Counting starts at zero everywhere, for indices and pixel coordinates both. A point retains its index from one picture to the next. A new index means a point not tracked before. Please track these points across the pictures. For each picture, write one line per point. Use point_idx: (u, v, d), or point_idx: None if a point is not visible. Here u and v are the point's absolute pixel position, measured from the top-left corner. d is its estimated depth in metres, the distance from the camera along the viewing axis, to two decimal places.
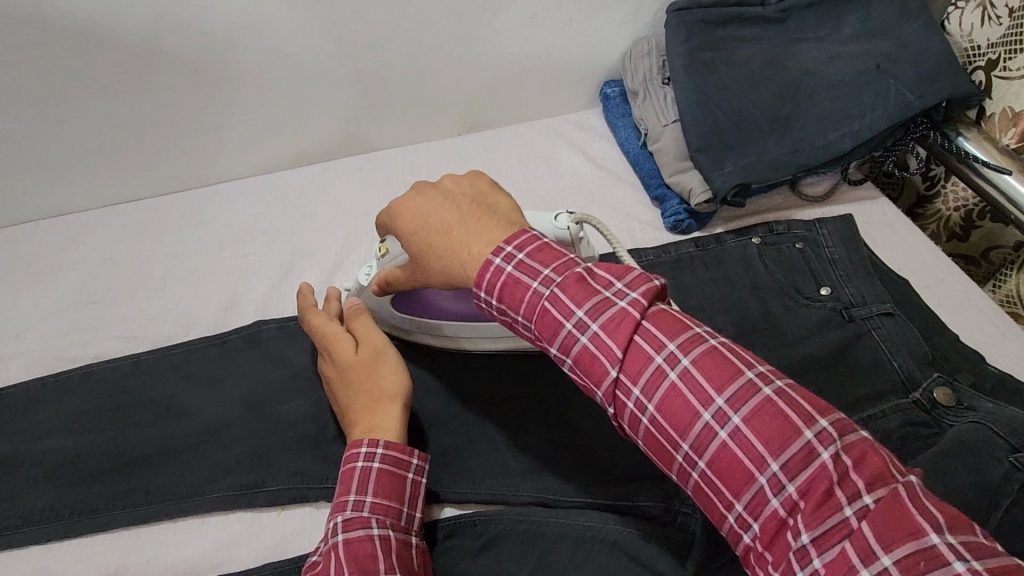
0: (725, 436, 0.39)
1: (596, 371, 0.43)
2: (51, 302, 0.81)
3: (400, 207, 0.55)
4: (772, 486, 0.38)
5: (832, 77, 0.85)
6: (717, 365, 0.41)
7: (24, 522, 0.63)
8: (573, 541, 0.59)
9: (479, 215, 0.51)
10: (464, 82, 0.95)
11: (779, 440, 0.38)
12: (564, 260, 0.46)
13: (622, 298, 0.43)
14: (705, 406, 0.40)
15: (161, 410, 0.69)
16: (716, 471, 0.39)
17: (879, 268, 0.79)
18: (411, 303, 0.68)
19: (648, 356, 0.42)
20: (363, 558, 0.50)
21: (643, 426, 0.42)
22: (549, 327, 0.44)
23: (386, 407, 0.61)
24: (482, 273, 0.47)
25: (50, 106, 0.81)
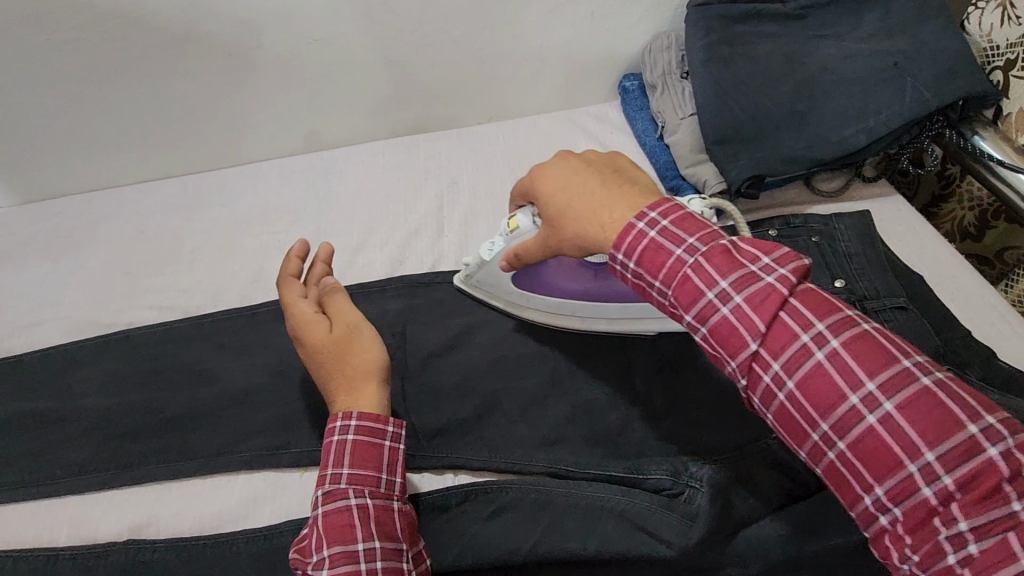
0: (873, 419, 0.41)
1: (734, 343, 0.46)
2: (88, 271, 0.85)
3: (542, 174, 0.59)
4: (924, 474, 0.39)
5: (849, 73, 0.86)
6: (871, 350, 0.42)
7: (60, 474, 0.67)
8: (581, 510, 0.61)
9: (620, 184, 0.54)
10: (487, 72, 0.97)
11: (937, 429, 0.40)
12: (708, 231, 0.48)
13: (769, 275, 0.46)
14: (856, 389, 0.42)
15: (191, 375, 0.73)
16: (860, 453, 0.42)
17: (894, 263, 0.81)
18: (531, 280, 0.73)
19: (795, 333, 0.44)
20: (342, 529, 0.53)
21: (782, 402, 0.44)
22: (688, 296, 0.47)
23: (363, 384, 0.61)
24: (622, 237, 0.50)
25: (92, 86, 0.85)
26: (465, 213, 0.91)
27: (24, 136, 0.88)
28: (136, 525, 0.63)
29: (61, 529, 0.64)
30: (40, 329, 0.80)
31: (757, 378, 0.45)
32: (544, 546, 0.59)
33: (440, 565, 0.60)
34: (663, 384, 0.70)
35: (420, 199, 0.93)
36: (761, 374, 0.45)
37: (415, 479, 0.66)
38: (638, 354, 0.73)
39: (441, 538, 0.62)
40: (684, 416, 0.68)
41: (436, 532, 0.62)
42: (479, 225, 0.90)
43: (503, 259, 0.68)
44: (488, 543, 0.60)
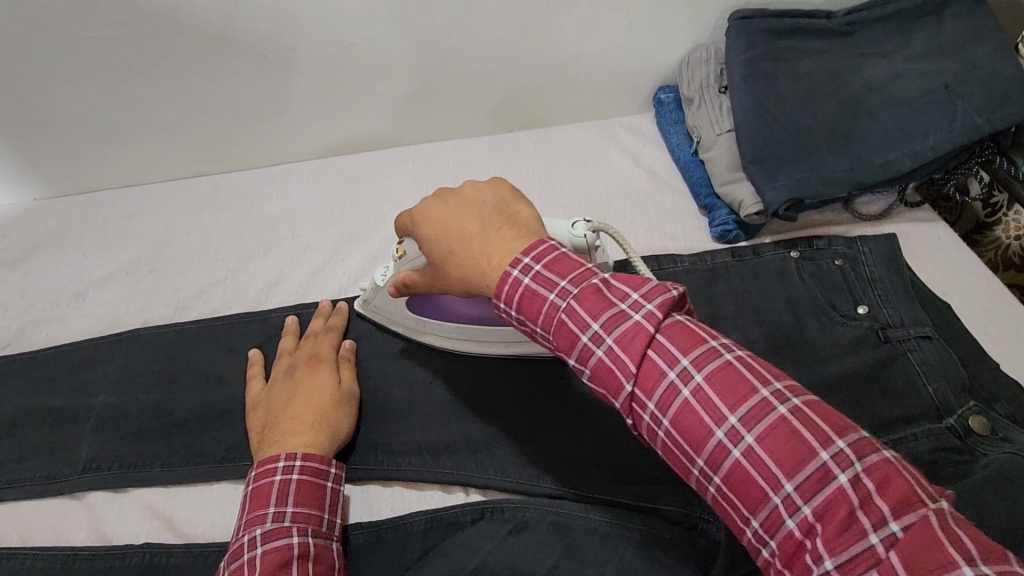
0: (738, 454, 0.38)
1: (612, 383, 0.43)
2: (112, 267, 0.85)
3: (421, 214, 0.55)
4: (787, 506, 0.37)
5: (895, 94, 0.83)
6: (731, 383, 0.40)
7: (70, 472, 0.67)
8: (601, 537, 0.58)
9: (500, 225, 0.50)
10: (520, 80, 0.96)
11: (792, 460, 0.37)
12: (581, 270, 0.45)
13: (636, 311, 0.43)
14: (720, 424, 0.39)
15: (203, 378, 0.73)
16: (732, 488, 0.39)
17: (919, 289, 0.77)
18: (425, 306, 0.69)
19: (662, 371, 0.41)
20: (281, 567, 0.51)
21: (662, 440, 0.42)
22: (566, 340, 0.45)
23: (295, 438, 0.61)
24: (500, 285, 0.47)
25: (128, 84, 0.86)
26: None
27: (58, 129, 0.89)
28: (140, 528, 0.63)
29: (78, 529, 0.64)
30: (61, 323, 0.81)
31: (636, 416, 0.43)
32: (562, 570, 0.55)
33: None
34: None
35: None
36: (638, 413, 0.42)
37: (428, 496, 0.64)
38: None
39: (455, 552, 0.58)
40: None
41: (450, 547, 0.59)
42: None
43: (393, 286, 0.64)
44: (503, 561, 0.56)
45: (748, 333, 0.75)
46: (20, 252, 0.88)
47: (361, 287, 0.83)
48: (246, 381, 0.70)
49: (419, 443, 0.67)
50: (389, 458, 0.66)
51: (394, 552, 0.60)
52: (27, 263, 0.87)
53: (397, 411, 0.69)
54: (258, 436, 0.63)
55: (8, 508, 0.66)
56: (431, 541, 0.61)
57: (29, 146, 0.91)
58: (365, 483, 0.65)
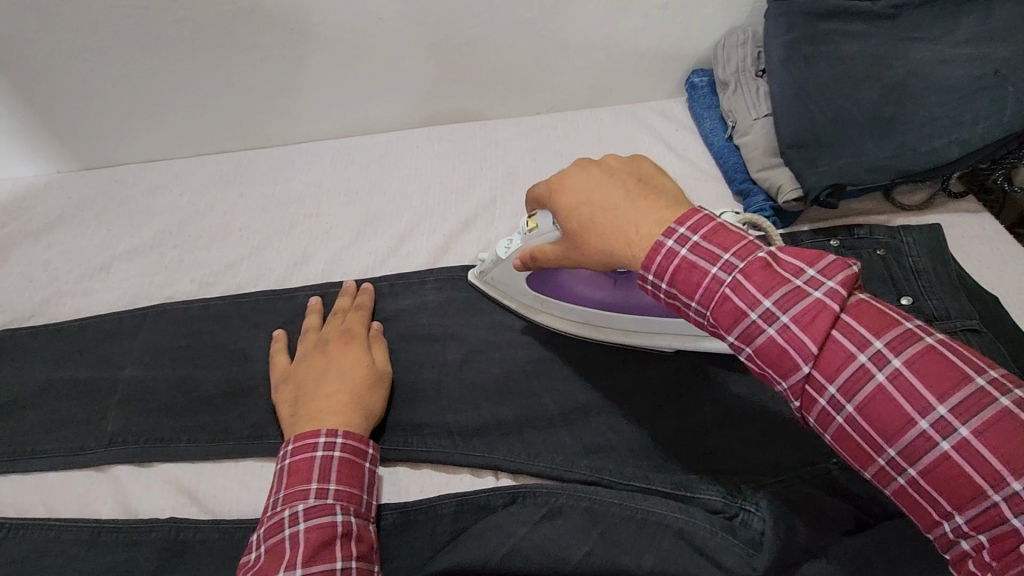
0: (947, 445, 0.37)
1: (789, 365, 0.42)
2: (136, 241, 0.84)
3: (561, 185, 0.55)
4: (1010, 504, 0.35)
5: (945, 81, 0.79)
6: (936, 369, 0.38)
7: (94, 445, 0.66)
8: (638, 524, 0.56)
9: (646, 194, 0.50)
10: (550, 61, 0.94)
11: (1018, 452, 0.35)
12: (751, 248, 0.45)
13: (819, 292, 0.42)
14: (924, 411, 0.38)
15: (228, 353, 0.72)
16: (933, 476, 0.37)
17: (966, 283, 0.74)
18: (550, 281, 0.68)
19: (851, 354, 0.40)
20: (324, 545, 0.50)
21: (842, 424, 0.41)
22: (735, 320, 0.44)
23: (337, 412, 0.60)
24: (651, 257, 0.46)
25: (154, 55, 0.84)
26: (517, 203, 0.88)
27: (83, 101, 0.88)
28: (164, 501, 0.62)
29: (104, 502, 0.63)
30: (86, 296, 0.80)
31: (814, 400, 0.42)
32: (596, 559, 0.53)
33: (483, 564, 0.54)
34: (716, 397, 0.65)
35: (475, 186, 0.90)
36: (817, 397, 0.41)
37: (457, 480, 0.63)
38: (689, 362, 0.68)
39: (487, 535, 0.57)
40: (738, 432, 0.63)
41: (482, 531, 0.57)
42: None
43: (519, 257, 0.63)
44: (535, 548, 0.55)
45: None
46: (44, 224, 0.87)
47: (387, 267, 0.82)
48: (273, 356, 0.69)
49: (449, 424, 0.65)
50: (418, 439, 0.64)
51: (426, 534, 0.59)
52: (52, 235, 0.86)
53: (424, 392, 0.68)
54: (287, 412, 0.62)
55: (33, 479, 0.65)
56: (464, 523, 0.59)
57: (54, 117, 0.90)
58: (396, 464, 0.64)
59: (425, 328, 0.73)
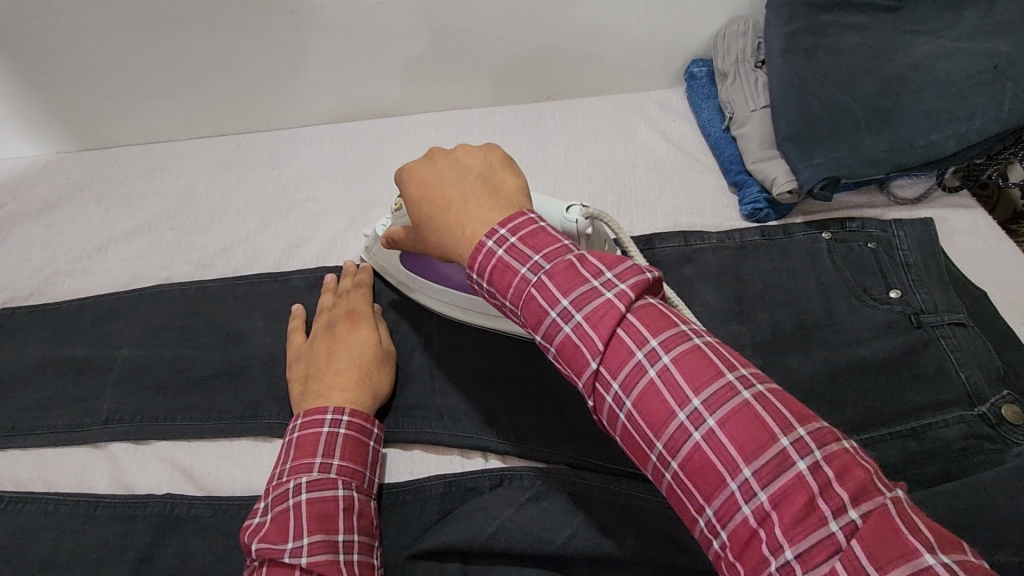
0: (698, 436, 0.38)
1: (577, 362, 0.43)
2: (135, 222, 0.85)
3: (408, 175, 0.55)
4: (742, 491, 0.36)
5: (942, 74, 0.79)
6: (700, 366, 0.40)
7: (91, 422, 0.67)
8: (620, 508, 0.58)
9: (482, 193, 0.50)
10: (551, 49, 0.94)
11: (753, 443, 0.37)
12: (555, 246, 0.45)
13: (609, 290, 0.43)
14: (683, 405, 0.39)
15: (223, 334, 0.73)
16: (689, 471, 0.38)
17: (954, 277, 0.74)
18: (418, 260, 0.70)
19: (630, 351, 0.41)
20: (326, 518, 0.52)
21: (622, 421, 0.41)
22: (534, 316, 0.44)
23: (345, 392, 0.61)
24: (474, 255, 0.46)
25: (153, 36, 0.84)
26: None
27: (83, 80, 0.88)
28: (160, 477, 0.64)
29: (101, 478, 0.64)
30: (84, 275, 0.80)
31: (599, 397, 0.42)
32: (579, 540, 0.55)
33: (468, 544, 0.56)
34: None
35: None
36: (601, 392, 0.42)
37: (446, 460, 0.64)
38: None
39: (473, 517, 0.58)
40: None
41: (469, 511, 0.59)
42: None
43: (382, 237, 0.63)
44: (520, 528, 0.56)
45: (775, 314, 0.73)
46: (45, 204, 0.88)
47: None
48: (289, 334, 0.70)
49: (438, 408, 0.66)
50: (407, 422, 0.66)
51: (413, 513, 0.60)
52: (51, 215, 0.87)
53: (415, 376, 0.69)
54: (299, 391, 0.63)
55: (32, 454, 0.67)
56: (449, 505, 0.61)
57: (54, 97, 0.90)
58: (387, 446, 0.65)
59: (418, 314, 0.74)
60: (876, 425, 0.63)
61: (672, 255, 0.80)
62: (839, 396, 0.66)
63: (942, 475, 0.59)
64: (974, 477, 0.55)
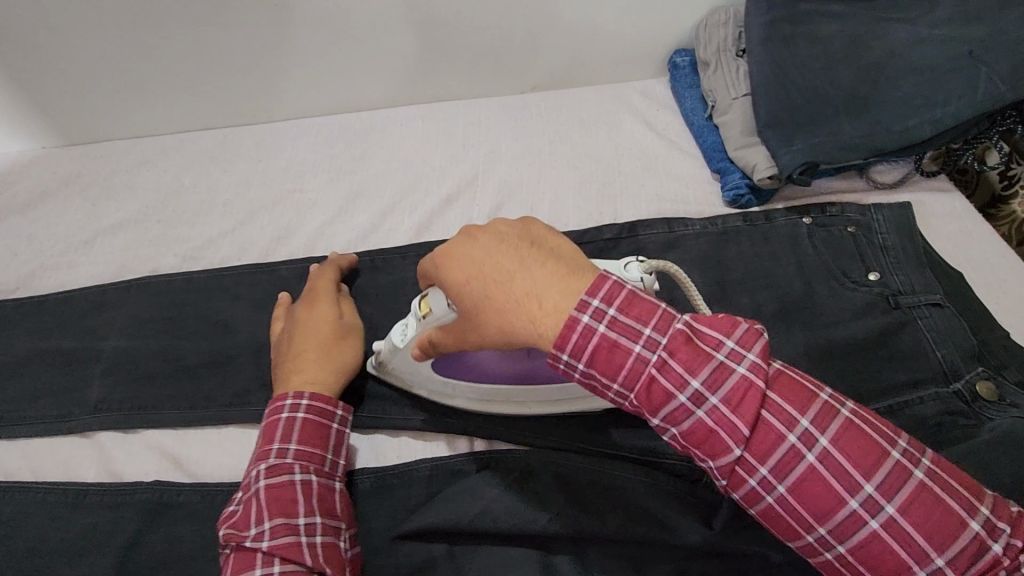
0: (876, 524, 0.41)
1: (720, 448, 0.44)
2: (122, 215, 0.85)
3: (449, 261, 0.50)
4: (930, 573, 0.41)
5: (918, 60, 0.80)
6: (860, 447, 0.42)
7: (78, 412, 0.68)
8: (603, 488, 0.59)
9: (544, 261, 0.47)
10: (535, 41, 0.95)
11: (932, 523, 0.40)
12: (662, 312, 0.45)
13: (743, 368, 0.44)
14: (854, 492, 0.42)
15: (210, 324, 0.73)
16: (861, 554, 0.42)
17: (931, 258, 0.76)
18: (455, 366, 0.61)
19: (782, 434, 0.43)
20: (285, 503, 0.53)
21: (773, 504, 0.44)
22: (658, 399, 0.44)
23: (307, 375, 0.61)
24: (566, 334, 0.45)
25: (137, 31, 0.84)
26: (500, 183, 0.89)
27: (68, 76, 0.88)
28: (148, 464, 0.64)
29: (88, 467, 0.65)
30: (71, 269, 0.81)
31: (742, 480, 0.44)
32: (563, 518, 0.57)
33: (454, 525, 0.57)
34: None
35: (457, 165, 0.91)
36: (748, 478, 0.43)
37: (433, 445, 0.65)
38: None
39: (459, 497, 0.59)
40: None
41: (454, 493, 0.60)
42: (514, 198, 0.88)
43: (417, 345, 0.57)
44: (502, 508, 0.58)
45: (756, 298, 0.74)
46: (31, 199, 0.88)
47: (370, 242, 0.83)
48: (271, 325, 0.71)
49: (424, 394, 0.67)
50: (394, 408, 0.66)
51: (400, 496, 0.62)
52: (37, 209, 0.87)
53: None
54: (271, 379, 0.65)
55: (19, 444, 0.67)
56: (435, 488, 0.62)
57: (38, 91, 0.90)
58: (374, 432, 0.66)
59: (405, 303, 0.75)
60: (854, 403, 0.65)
61: (655, 242, 0.81)
62: (819, 376, 0.67)
63: None
64: (948, 450, 0.57)
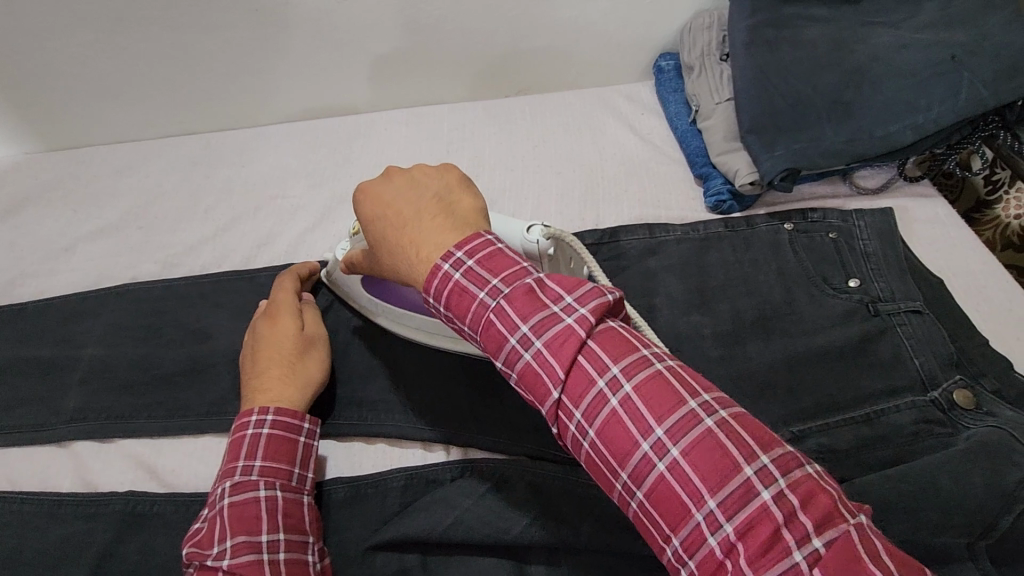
0: (663, 467, 0.38)
1: (540, 391, 0.42)
2: (104, 221, 0.85)
3: (363, 193, 0.53)
4: (708, 523, 0.36)
5: (901, 65, 0.80)
6: (662, 394, 0.39)
7: (56, 421, 0.67)
8: (578, 497, 0.59)
9: (437, 213, 0.49)
10: (520, 44, 0.95)
11: (717, 472, 0.37)
12: (514, 268, 0.45)
13: (569, 315, 0.42)
14: (646, 435, 0.39)
15: (188, 332, 0.73)
16: (654, 502, 0.38)
17: (912, 265, 0.76)
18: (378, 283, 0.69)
19: (592, 378, 0.41)
20: (248, 520, 0.53)
21: (586, 450, 0.41)
22: (494, 342, 0.43)
23: (273, 391, 0.62)
24: (430, 278, 0.46)
25: (119, 36, 0.84)
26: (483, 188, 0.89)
27: (50, 80, 0.88)
28: (124, 474, 0.64)
29: (65, 476, 0.65)
30: (51, 275, 0.80)
31: (563, 425, 0.42)
32: (536, 526, 0.57)
33: (428, 535, 0.57)
34: None
35: None
36: (563, 422, 0.41)
37: (410, 453, 0.65)
38: None
39: (432, 507, 0.59)
40: None
41: (430, 501, 0.60)
42: (496, 203, 0.88)
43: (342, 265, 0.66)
44: (476, 518, 0.57)
45: (736, 305, 0.74)
46: (12, 205, 0.87)
47: None
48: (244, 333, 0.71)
49: (402, 401, 0.67)
50: (372, 416, 0.67)
51: (376, 505, 0.62)
52: (18, 215, 0.86)
53: (380, 371, 0.70)
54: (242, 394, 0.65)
55: None
56: (411, 496, 0.62)
57: (20, 96, 0.90)
58: (353, 439, 0.66)
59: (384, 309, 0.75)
60: (831, 412, 0.65)
61: (637, 248, 0.81)
62: (797, 384, 0.67)
63: (894, 459, 0.60)
64: (923, 460, 0.56)
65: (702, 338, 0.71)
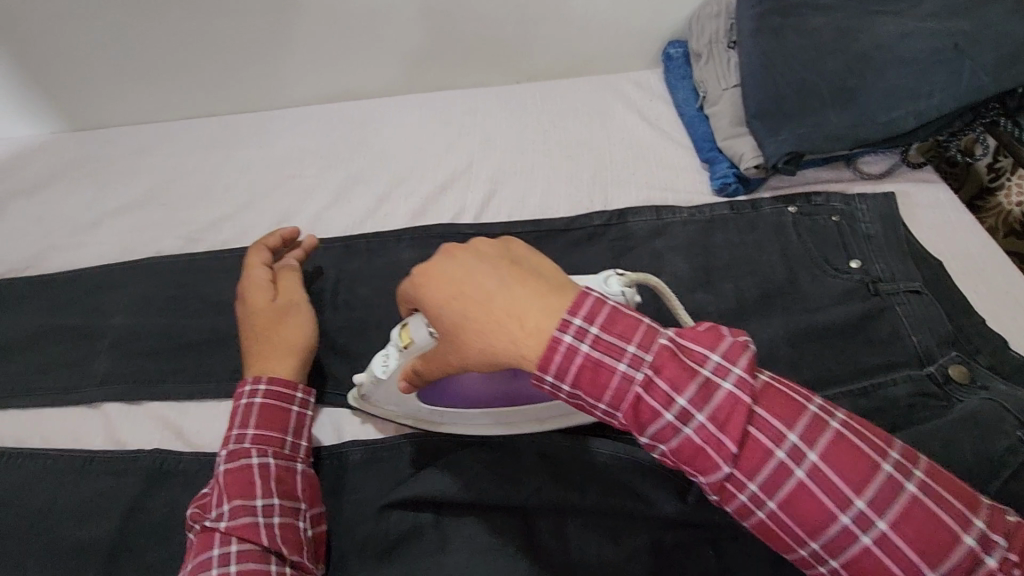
0: (867, 539, 0.42)
1: (709, 464, 0.45)
2: (127, 198, 0.88)
3: (426, 275, 0.52)
4: None
5: (904, 53, 0.82)
6: (847, 460, 0.43)
7: (86, 383, 0.71)
8: (585, 464, 0.61)
9: (523, 279, 0.50)
10: (531, 30, 0.97)
11: (922, 534, 0.41)
12: (648, 332, 0.46)
13: (729, 385, 0.44)
14: (844, 507, 0.42)
15: (211, 303, 0.76)
16: (855, 567, 0.42)
17: (914, 247, 0.78)
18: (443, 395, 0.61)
19: (769, 450, 0.44)
20: (242, 485, 0.57)
21: (764, 519, 0.44)
22: (648, 416, 0.46)
23: (261, 364, 0.65)
24: (550, 356, 0.47)
25: (144, 18, 0.87)
26: (496, 169, 0.91)
27: (77, 62, 0.91)
28: (151, 435, 0.67)
29: (95, 436, 0.68)
30: (78, 248, 0.83)
31: (732, 495, 0.45)
32: (544, 493, 0.59)
33: (443, 496, 0.60)
34: None
35: (452, 153, 0.93)
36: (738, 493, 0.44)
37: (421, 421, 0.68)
38: None
39: (448, 469, 0.62)
40: None
41: (444, 465, 0.62)
42: (507, 186, 0.90)
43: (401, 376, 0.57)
44: (482, 486, 0.60)
45: (740, 284, 0.76)
46: (40, 181, 0.90)
47: (366, 227, 0.85)
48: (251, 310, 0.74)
49: None
50: None
51: (388, 469, 0.65)
52: (46, 191, 0.90)
53: None
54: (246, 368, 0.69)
55: (29, 413, 0.70)
56: (423, 462, 0.64)
57: (48, 77, 0.93)
58: (366, 412, 0.68)
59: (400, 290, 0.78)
60: (828, 385, 0.67)
61: (644, 229, 0.83)
62: (798, 359, 0.69)
63: (890, 428, 0.63)
64: (916, 428, 0.59)
65: (707, 315, 0.74)
